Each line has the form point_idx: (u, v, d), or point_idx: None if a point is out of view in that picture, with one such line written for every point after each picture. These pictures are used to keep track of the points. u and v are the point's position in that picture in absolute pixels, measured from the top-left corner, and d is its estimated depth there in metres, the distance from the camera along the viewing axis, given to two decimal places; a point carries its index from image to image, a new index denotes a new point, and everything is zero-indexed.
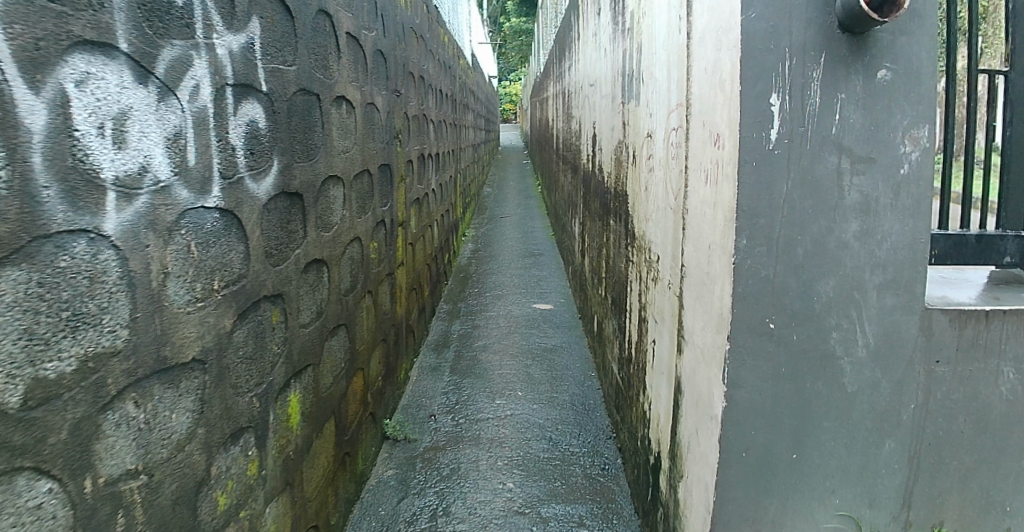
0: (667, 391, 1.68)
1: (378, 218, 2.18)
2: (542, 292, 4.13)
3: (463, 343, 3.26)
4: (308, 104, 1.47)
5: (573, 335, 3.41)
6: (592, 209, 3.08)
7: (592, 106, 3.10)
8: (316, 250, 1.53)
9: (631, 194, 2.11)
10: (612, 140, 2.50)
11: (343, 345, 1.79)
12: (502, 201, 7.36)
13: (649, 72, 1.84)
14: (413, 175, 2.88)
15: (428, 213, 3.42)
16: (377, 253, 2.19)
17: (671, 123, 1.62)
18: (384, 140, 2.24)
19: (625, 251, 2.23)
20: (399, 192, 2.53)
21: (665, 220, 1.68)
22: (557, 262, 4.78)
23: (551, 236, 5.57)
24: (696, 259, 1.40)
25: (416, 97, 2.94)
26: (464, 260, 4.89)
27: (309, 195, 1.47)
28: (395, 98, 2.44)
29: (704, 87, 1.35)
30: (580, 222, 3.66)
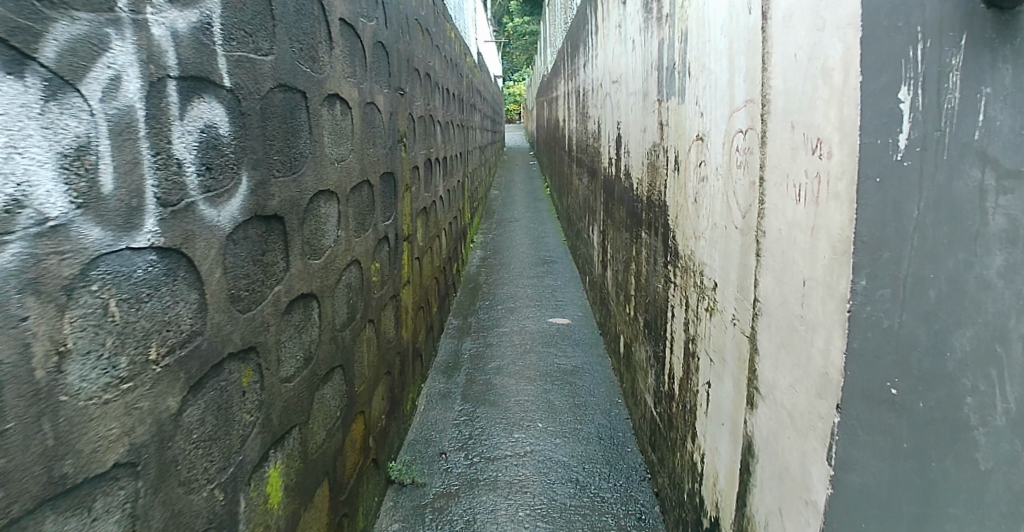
0: (731, 449, 1.38)
1: (381, 235, 1.90)
2: (557, 304, 3.82)
3: (475, 364, 2.97)
4: (291, 104, 1.18)
5: (594, 354, 3.11)
6: (615, 218, 2.78)
7: (615, 105, 2.80)
8: (302, 283, 1.24)
9: (673, 207, 1.81)
10: (642, 143, 2.20)
11: (339, 390, 1.50)
12: (511, 204, 7.07)
13: (698, 64, 1.55)
14: (419, 183, 2.59)
15: (436, 222, 3.13)
16: (380, 274, 1.90)
17: (733, 124, 1.33)
18: (386, 146, 1.95)
19: (664, 270, 1.93)
20: (404, 202, 2.24)
21: (726, 242, 1.38)
22: (572, 270, 4.48)
23: (563, 242, 5.27)
24: (781, 297, 1.10)
25: (421, 96, 2.66)
26: (474, 269, 4.59)
27: (293, 216, 1.18)
28: (399, 97, 2.16)
29: (793, 78, 1.05)
30: (599, 231, 3.36)
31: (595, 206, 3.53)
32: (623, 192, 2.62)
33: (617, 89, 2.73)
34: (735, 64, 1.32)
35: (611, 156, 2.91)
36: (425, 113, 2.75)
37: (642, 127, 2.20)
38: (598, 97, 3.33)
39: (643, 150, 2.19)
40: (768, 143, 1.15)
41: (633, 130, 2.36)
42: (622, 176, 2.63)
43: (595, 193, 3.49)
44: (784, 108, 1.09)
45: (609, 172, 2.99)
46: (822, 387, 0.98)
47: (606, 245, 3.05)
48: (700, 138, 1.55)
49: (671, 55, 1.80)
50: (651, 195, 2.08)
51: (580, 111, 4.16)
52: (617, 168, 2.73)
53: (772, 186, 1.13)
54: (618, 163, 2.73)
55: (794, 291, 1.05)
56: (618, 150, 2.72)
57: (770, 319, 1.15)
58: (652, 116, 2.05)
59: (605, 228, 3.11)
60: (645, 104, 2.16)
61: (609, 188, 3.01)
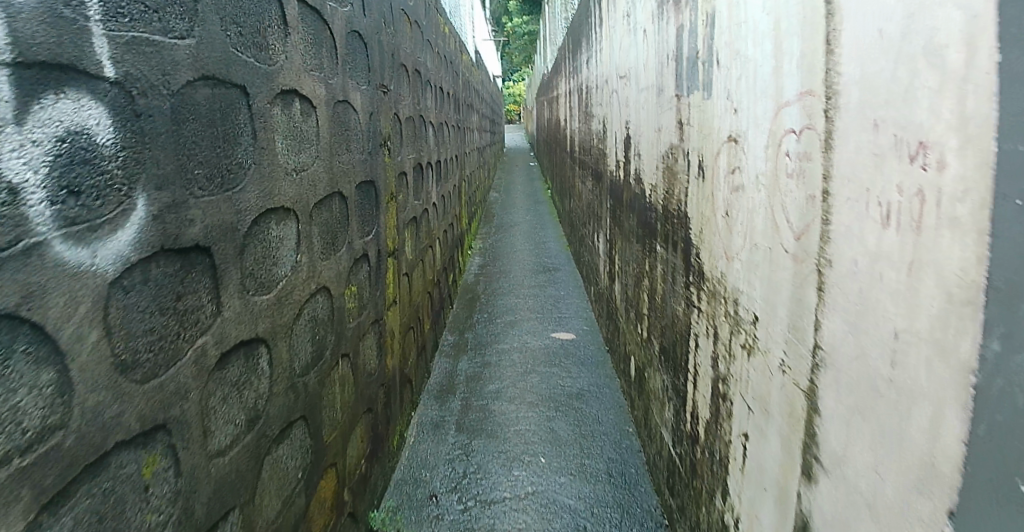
0: (778, 523, 1.12)
1: (359, 254, 1.64)
2: (561, 316, 3.56)
3: (472, 387, 2.71)
4: (225, 102, 0.93)
5: (601, 374, 2.85)
6: (624, 227, 2.52)
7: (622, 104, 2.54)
8: (242, 327, 0.98)
9: (696, 220, 1.55)
10: (656, 145, 1.94)
11: (300, 446, 1.24)
12: (510, 207, 6.80)
13: (731, 51, 1.29)
14: (407, 192, 2.33)
15: (428, 232, 2.87)
16: (357, 299, 1.64)
17: (782, 123, 1.07)
18: (365, 152, 1.70)
19: (684, 292, 1.68)
20: (388, 213, 1.98)
21: (771, 268, 1.12)
22: (576, 278, 4.21)
23: (566, 248, 5.00)
24: (861, 349, 0.84)
25: (410, 96, 2.41)
26: (472, 278, 4.33)
27: (230, 244, 0.93)
28: (381, 97, 1.91)
29: (880, 61, 0.79)
30: (605, 238, 3.09)
31: (600, 212, 3.27)
32: (632, 199, 2.36)
33: (625, 86, 2.47)
34: (784, 49, 1.06)
35: (618, 159, 2.65)
36: (415, 114, 2.50)
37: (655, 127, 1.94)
38: (603, 95, 3.07)
39: (657, 153, 1.94)
40: (841, 148, 0.89)
41: (645, 131, 2.10)
42: (632, 181, 2.37)
43: (600, 199, 3.23)
44: (865, 101, 0.83)
45: (615, 177, 2.73)
46: (924, 479, 0.71)
47: (614, 256, 2.78)
48: (734, 140, 1.29)
49: (693, 43, 1.54)
50: (668, 205, 1.82)
51: (583, 111, 3.91)
52: (626, 173, 2.47)
53: (845, 203, 0.87)
54: (626, 167, 2.47)
55: (880, 343, 0.79)
56: (626, 153, 2.46)
57: (842, 374, 0.89)
58: (668, 115, 1.79)
59: (611, 236, 2.85)
60: (659, 102, 1.90)
61: (615, 194, 2.75)
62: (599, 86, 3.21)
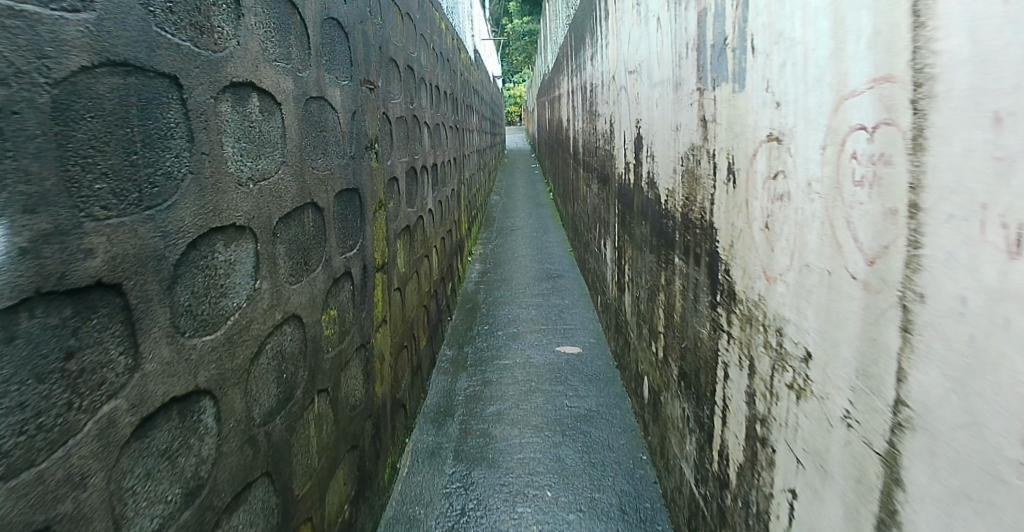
0: None
1: (340, 272, 1.43)
2: (566, 327, 3.35)
3: (472, 409, 2.50)
4: (144, 95, 0.72)
5: (610, 393, 2.64)
6: (635, 235, 2.31)
7: (631, 101, 2.34)
8: (173, 380, 0.77)
9: (725, 232, 1.35)
10: (673, 146, 1.73)
11: (261, 509, 1.03)
12: (511, 210, 6.59)
13: (772, 34, 1.09)
14: (399, 198, 2.13)
15: (424, 241, 2.67)
16: (338, 323, 1.44)
17: (847, 118, 0.87)
18: (347, 156, 1.50)
19: (710, 314, 1.47)
20: (377, 223, 1.77)
21: (834, 295, 0.91)
22: (581, 286, 4.00)
23: (570, 253, 4.79)
24: (977, 416, 0.63)
25: (402, 94, 2.20)
26: (472, 286, 4.11)
27: (153, 277, 0.72)
28: (367, 94, 1.70)
29: (1002, 33, 0.59)
30: (612, 246, 2.89)
31: (606, 217, 3.06)
32: (644, 205, 2.16)
33: (635, 82, 2.27)
34: (848, 25, 0.86)
35: (626, 162, 2.45)
36: (408, 115, 2.30)
37: (672, 126, 1.74)
38: (609, 94, 2.87)
39: (675, 154, 1.73)
40: (942, 148, 0.68)
41: (659, 131, 1.90)
42: (643, 185, 2.16)
43: (606, 203, 3.02)
44: (981, 87, 0.62)
45: (623, 180, 2.53)
46: None
47: (623, 265, 2.58)
48: (777, 140, 1.08)
49: (720, 30, 1.34)
50: (688, 214, 1.61)
51: (586, 110, 3.70)
52: (636, 176, 2.26)
53: (951, 220, 0.67)
54: (636, 170, 2.26)
55: (1011, 415, 0.59)
56: (636, 155, 2.25)
57: (948, 443, 0.68)
58: (687, 112, 1.59)
59: (620, 244, 2.65)
60: (676, 98, 1.70)
61: (623, 198, 2.54)
62: (605, 84, 3.01)
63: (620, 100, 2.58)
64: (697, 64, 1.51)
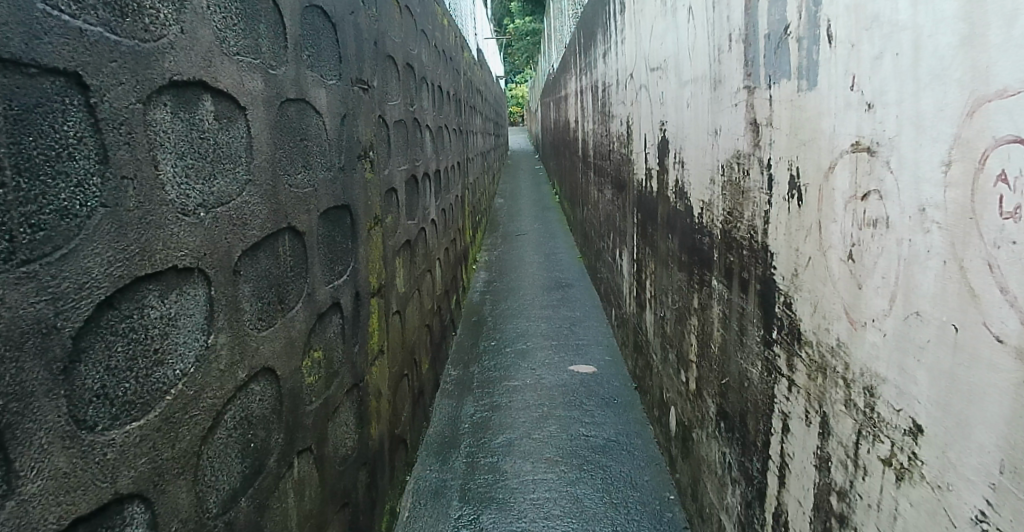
0: None
1: (325, 305, 1.21)
2: (578, 343, 3.11)
3: (479, 438, 2.27)
4: (21, 99, 0.51)
5: (629, 419, 2.40)
6: (659, 250, 2.07)
7: (652, 102, 2.11)
8: (79, 498, 0.56)
9: (786, 258, 1.12)
10: (711, 153, 1.50)
11: None
12: (517, 214, 6.36)
13: (863, 18, 0.86)
14: (398, 211, 1.90)
15: (426, 254, 2.44)
16: (323, 364, 1.21)
17: (990, 125, 0.65)
18: (335, 167, 1.27)
19: (765, 352, 1.24)
20: (371, 241, 1.54)
21: (968, 359, 0.69)
22: (593, 296, 3.76)
23: (580, 260, 4.54)
24: None
25: (401, 95, 1.98)
26: (477, 296, 3.88)
27: (33, 362, 0.51)
28: (360, 94, 1.48)
29: None
30: (630, 258, 2.65)
31: (621, 226, 2.82)
32: (670, 217, 1.92)
33: (657, 80, 2.04)
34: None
35: (647, 168, 2.21)
36: (407, 117, 2.07)
37: (709, 129, 1.51)
38: (624, 93, 2.63)
39: (713, 162, 1.50)
40: None
41: (690, 135, 1.67)
42: (669, 195, 1.93)
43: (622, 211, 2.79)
44: None
45: (642, 187, 2.29)
46: None
47: (644, 282, 2.34)
48: (868, 151, 0.86)
49: (780, 16, 1.11)
50: (733, 233, 1.38)
51: (597, 110, 3.47)
52: (661, 184, 2.03)
53: None
54: (660, 177, 2.03)
55: None
56: (660, 160, 2.02)
57: None
58: (731, 114, 1.36)
59: (640, 257, 2.41)
60: (715, 97, 1.47)
61: (643, 208, 2.31)
62: (619, 82, 2.77)
63: (638, 100, 2.35)
64: (745, 58, 1.28)
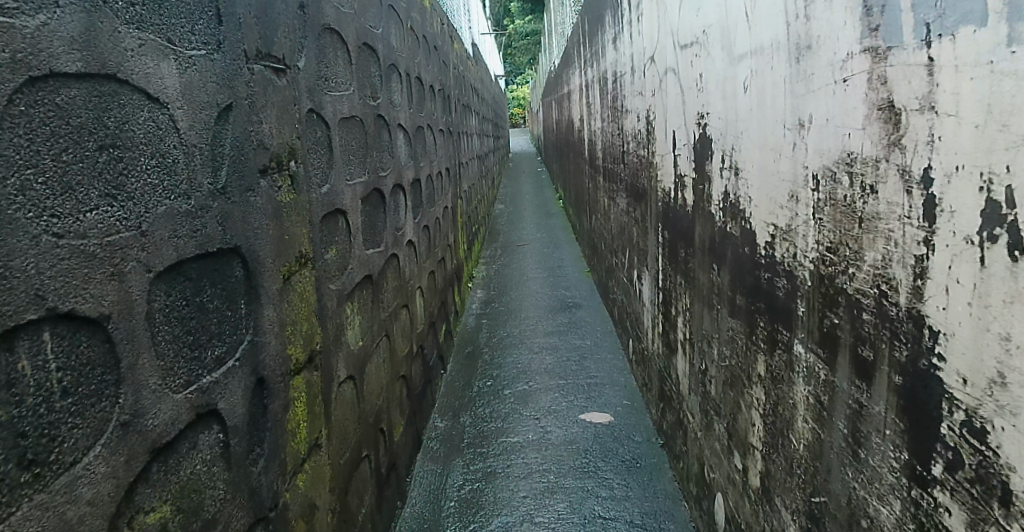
0: None
1: (178, 424, 0.72)
2: (590, 382, 2.59)
3: (467, 523, 1.77)
4: None
5: (657, 492, 1.88)
6: (700, 283, 1.57)
7: (684, 88, 1.60)
8: None
9: (982, 346, 0.62)
10: (793, 156, 1.00)
11: None
12: (518, 222, 5.86)
13: None
14: (352, 239, 1.41)
15: (402, 285, 1.94)
16: (175, 524, 0.72)
17: None
18: (205, 191, 0.78)
19: (920, 490, 0.74)
20: (294, 293, 1.05)
21: None
22: (605, 319, 3.24)
23: (588, 275, 4.03)
24: None
25: (355, 84, 1.48)
26: (472, 320, 3.37)
27: None
28: (267, 78, 0.99)
29: None
30: (653, 284, 2.15)
31: (640, 244, 2.32)
32: (718, 242, 1.41)
33: (691, 59, 1.53)
34: None
35: (678, 175, 1.71)
36: (367, 114, 1.58)
37: (791, 121, 1.00)
38: (641, 83, 2.12)
39: (795, 171, 1.00)
40: None
41: (752, 131, 1.16)
42: (714, 212, 1.42)
43: (640, 226, 2.28)
44: None
45: (672, 200, 1.79)
46: None
47: (675, 320, 1.83)
48: None
49: None
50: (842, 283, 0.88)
51: (605, 106, 2.96)
52: (701, 196, 1.52)
53: None
54: (700, 187, 1.52)
55: None
56: (699, 165, 1.51)
57: None
58: (838, 93, 0.86)
59: (668, 287, 1.91)
60: (799, 73, 0.97)
61: (673, 225, 1.80)
62: (633, 70, 2.27)
63: (660, 89, 1.84)
64: (868, 2, 0.78)
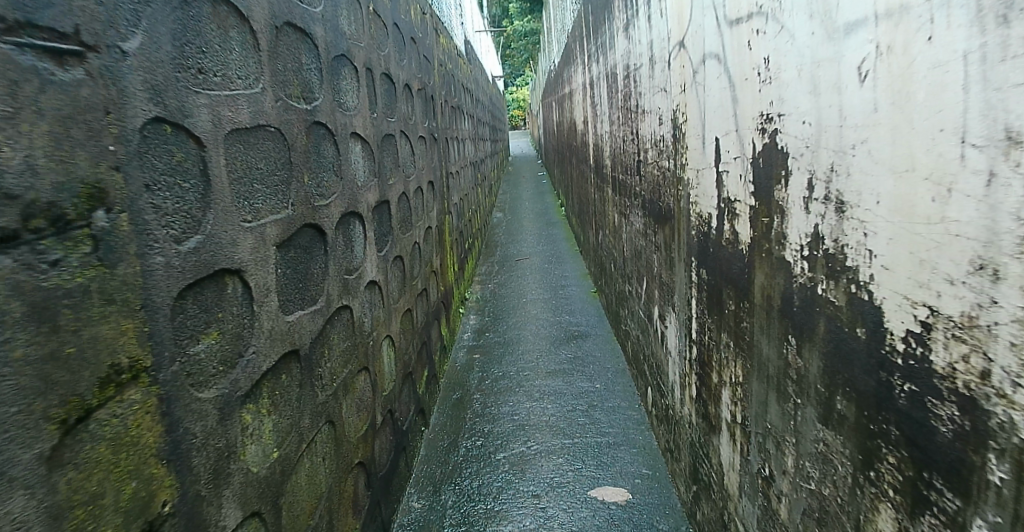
0: None
1: None
2: (600, 441, 2.13)
3: None
4: None
5: None
6: (766, 356, 1.10)
7: (736, 81, 1.15)
8: None
9: None
10: (991, 197, 0.56)
11: None
12: (517, 233, 5.40)
13: None
14: (260, 306, 0.95)
15: (359, 343, 1.48)
16: None
17: None
18: None
19: None
20: (94, 446, 0.59)
21: None
22: (616, 354, 2.77)
23: (595, 296, 3.56)
24: None
25: (269, 79, 1.03)
26: (461, 354, 2.90)
27: None
28: (27, 66, 0.54)
29: None
30: (682, 332, 1.69)
31: (663, 278, 1.86)
32: (804, 306, 0.95)
33: (749, 38, 1.07)
34: None
35: (725, 200, 1.25)
36: (295, 122, 1.12)
37: (984, 132, 0.56)
38: (664, 77, 1.66)
39: (1002, 222, 0.54)
40: None
41: (886, 146, 0.72)
42: (796, 260, 0.96)
43: (663, 256, 1.82)
44: None
45: (714, 232, 1.33)
46: None
47: (719, 392, 1.37)
48: None
49: None
50: None
51: (614, 107, 2.50)
52: (767, 234, 1.06)
53: None
54: (765, 221, 1.06)
55: None
56: (764, 189, 1.06)
57: None
58: None
59: (706, 345, 1.44)
60: (1008, 43, 0.52)
61: (716, 264, 1.34)
62: (650, 62, 1.81)
63: (696, 83, 1.39)
64: None
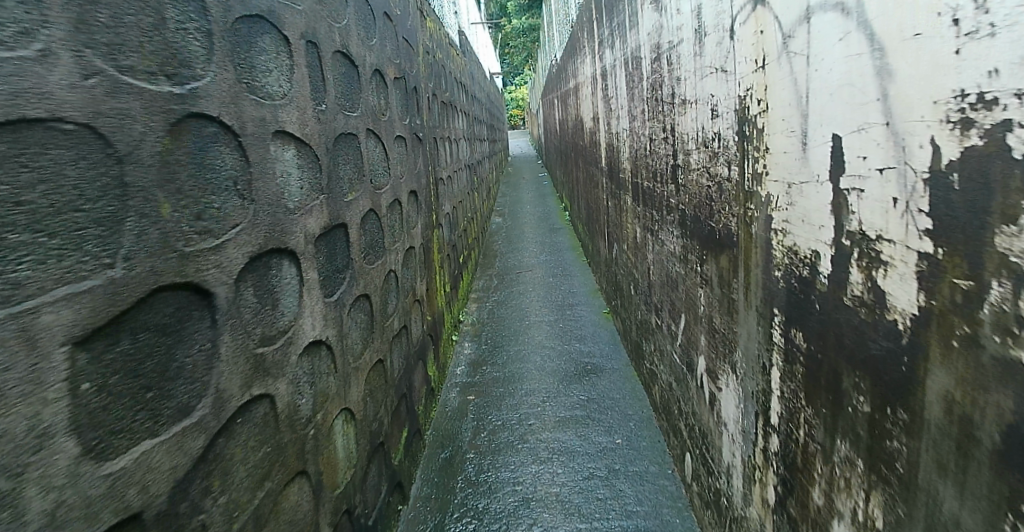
0: None
1: None
2: (627, 525, 1.65)
3: None
4: None
5: None
6: (962, 520, 0.63)
7: (888, 39, 0.68)
8: None
9: None
10: None
11: None
12: (518, 241, 4.92)
13: None
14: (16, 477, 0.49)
15: (288, 441, 1.00)
16: None
17: None
18: None
19: None
20: None
21: None
22: (638, 396, 2.28)
23: (609, 318, 3.07)
24: None
25: (65, 36, 0.56)
26: (453, 395, 2.42)
27: None
28: None
29: None
30: (748, 405, 1.21)
31: (715, 324, 1.38)
32: None
33: None
34: None
35: (855, 237, 0.78)
36: (141, 113, 0.66)
37: None
38: (722, 52, 1.18)
39: None
40: None
41: None
42: None
43: (717, 296, 1.34)
44: None
45: (827, 282, 0.86)
46: None
47: (830, 526, 0.89)
48: None
49: None
50: None
51: (637, 99, 2.03)
52: (969, 310, 0.59)
53: None
54: (963, 286, 0.59)
55: None
56: (967, 229, 0.58)
57: None
58: None
59: (804, 446, 0.97)
60: None
61: (829, 332, 0.87)
62: (695, 34, 1.34)
63: (790, 53, 0.92)
64: None
